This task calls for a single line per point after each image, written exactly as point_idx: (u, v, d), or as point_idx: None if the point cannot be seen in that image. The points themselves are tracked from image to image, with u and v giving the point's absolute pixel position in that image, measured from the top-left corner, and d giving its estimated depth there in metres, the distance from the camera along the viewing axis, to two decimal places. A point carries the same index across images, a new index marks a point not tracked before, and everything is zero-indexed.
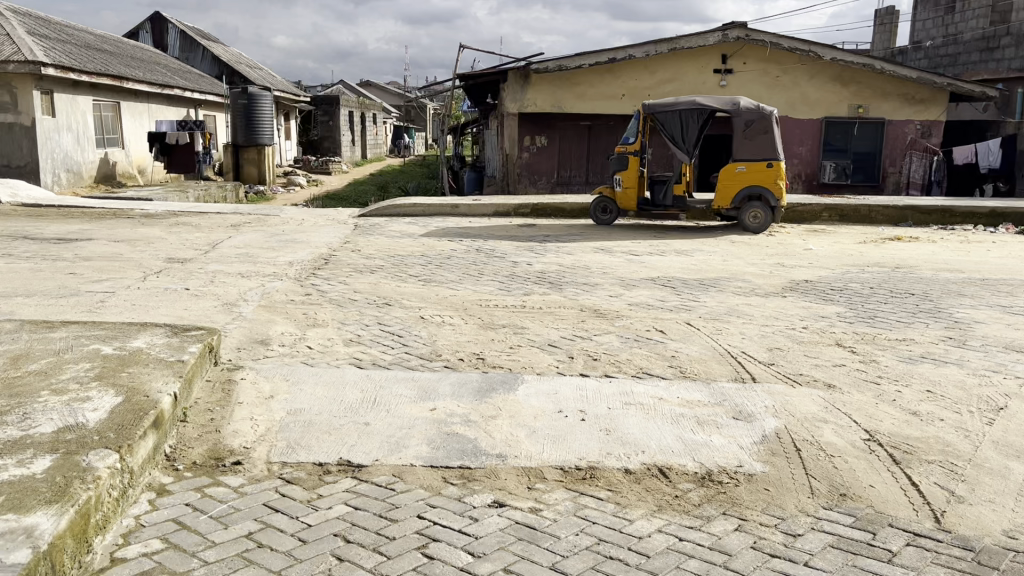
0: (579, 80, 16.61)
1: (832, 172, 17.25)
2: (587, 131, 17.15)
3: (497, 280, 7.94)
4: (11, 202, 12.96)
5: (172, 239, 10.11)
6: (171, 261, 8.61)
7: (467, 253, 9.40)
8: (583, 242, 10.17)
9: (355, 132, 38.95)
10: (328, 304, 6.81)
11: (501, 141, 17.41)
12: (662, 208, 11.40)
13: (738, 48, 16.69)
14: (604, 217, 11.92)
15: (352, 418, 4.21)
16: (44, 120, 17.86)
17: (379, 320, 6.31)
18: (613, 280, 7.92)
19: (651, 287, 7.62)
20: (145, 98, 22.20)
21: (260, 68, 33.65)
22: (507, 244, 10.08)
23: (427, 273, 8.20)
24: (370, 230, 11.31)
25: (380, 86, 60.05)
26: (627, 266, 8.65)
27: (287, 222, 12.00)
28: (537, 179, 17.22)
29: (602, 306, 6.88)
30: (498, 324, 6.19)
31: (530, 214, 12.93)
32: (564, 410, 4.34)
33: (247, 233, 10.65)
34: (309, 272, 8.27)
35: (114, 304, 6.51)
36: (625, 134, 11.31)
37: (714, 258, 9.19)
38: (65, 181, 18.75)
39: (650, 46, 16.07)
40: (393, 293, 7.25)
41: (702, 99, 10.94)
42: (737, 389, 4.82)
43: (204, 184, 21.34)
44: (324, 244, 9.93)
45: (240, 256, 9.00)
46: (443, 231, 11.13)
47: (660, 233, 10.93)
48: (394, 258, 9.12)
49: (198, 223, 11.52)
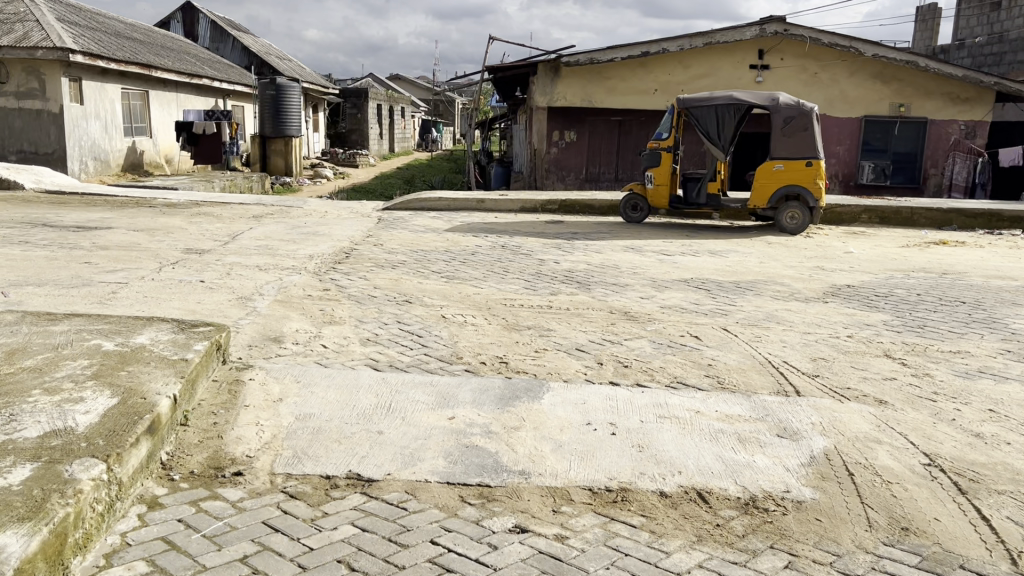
0: (611, 74, 16.24)
1: (870, 172, 16.73)
2: (618, 127, 16.76)
3: (522, 278, 7.63)
4: (35, 189, 12.86)
5: (192, 229, 9.91)
6: (189, 252, 8.39)
7: (492, 250, 9.10)
8: (613, 240, 9.82)
9: (383, 125, 38.81)
10: (346, 300, 6.52)
11: (529, 135, 17.06)
12: (697, 206, 10.98)
13: (776, 43, 16.21)
14: (634, 215, 11.54)
15: (364, 426, 3.92)
16: (72, 108, 17.80)
17: (397, 318, 6.01)
18: (645, 281, 7.57)
19: (684, 288, 7.27)
20: (173, 87, 22.12)
21: (290, 59, 33.58)
22: (533, 241, 9.75)
23: (451, 269, 7.90)
24: (394, 223, 11.04)
25: (409, 80, 59.98)
26: (660, 266, 8.29)
27: (310, 214, 11.77)
28: (566, 175, 16.86)
29: (633, 308, 6.54)
30: (524, 326, 5.87)
31: (558, 210, 12.58)
32: (592, 423, 4.02)
33: (269, 225, 10.43)
34: (329, 266, 8.00)
35: (125, 295, 6.28)
36: (657, 130, 10.92)
37: (750, 260, 8.80)
38: (92, 169, 18.70)
39: (684, 40, 15.64)
40: (414, 290, 6.96)
41: (739, 94, 10.52)
42: (780, 403, 4.47)
43: (231, 175, 21.23)
44: (346, 238, 9.66)
45: (260, 248, 8.76)
46: (468, 227, 10.83)
47: (692, 233, 10.54)
48: (418, 253, 8.83)
49: (220, 214, 11.31)
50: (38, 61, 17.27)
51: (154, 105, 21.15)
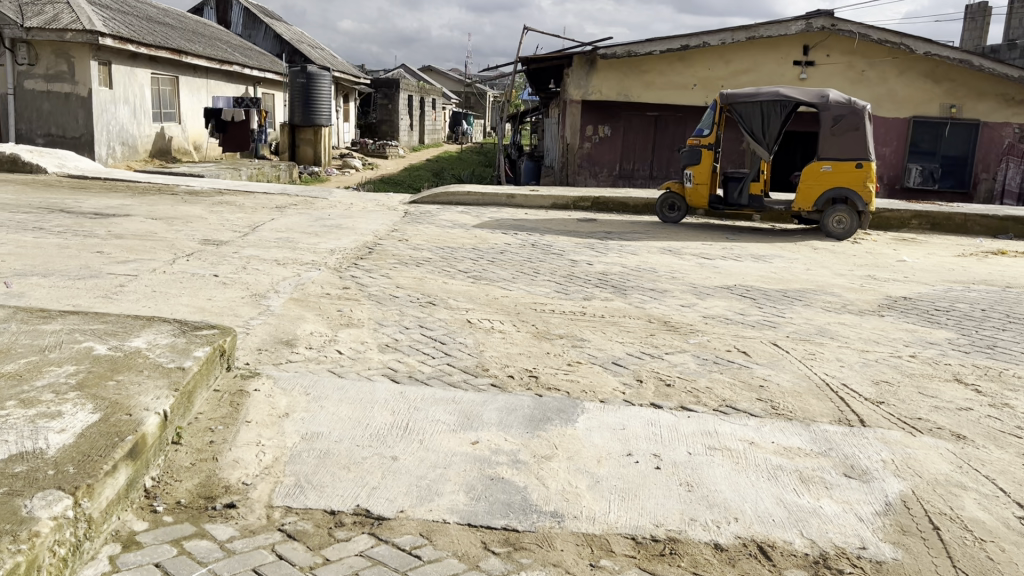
0: (649, 67, 15.70)
1: (918, 176, 16.04)
2: (654, 123, 16.25)
3: (554, 281, 7.17)
4: (57, 173, 12.61)
5: (212, 218, 9.56)
6: (206, 243, 8.03)
7: (522, 249, 8.65)
8: (649, 241, 9.32)
9: (413, 117, 38.48)
10: (366, 301, 6.10)
11: (562, 129, 16.56)
12: (739, 207, 10.42)
13: (822, 38, 15.57)
14: (671, 215, 11.00)
15: (377, 449, 3.49)
16: (101, 92, 17.59)
17: (419, 322, 5.57)
18: (684, 287, 7.08)
19: (728, 297, 6.77)
20: (203, 73, 21.88)
21: (321, 47, 33.32)
22: (566, 239, 9.28)
23: (477, 269, 7.46)
24: (420, 218, 10.62)
25: (441, 72, 59.61)
26: (701, 271, 7.79)
27: (334, 206, 11.40)
28: (598, 171, 16.34)
29: (674, 318, 6.05)
30: (557, 335, 5.41)
31: (590, 208, 12.09)
32: (634, 454, 3.57)
33: (291, 216, 10.06)
34: (350, 261, 7.59)
35: (132, 290, 5.90)
36: (699, 125, 10.42)
37: (796, 266, 8.27)
38: (120, 154, 18.50)
39: (726, 34, 15.04)
40: (439, 290, 6.53)
41: (787, 90, 9.96)
42: (843, 435, 3.98)
43: (258, 163, 20.96)
44: (370, 232, 9.26)
45: (280, 240, 8.37)
46: (497, 223, 10.38)
47: (732, 235, 10.01)
48: (443, 251, 8.40)
49: (242, 203, 10.96)
50: (67, 43, 17.10)
51: (183, 91, 20.93)
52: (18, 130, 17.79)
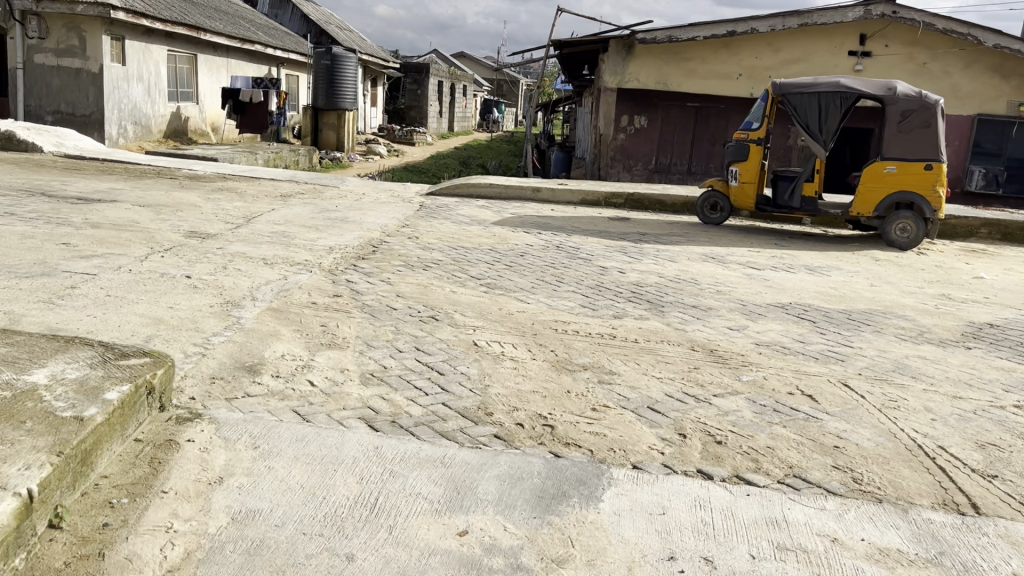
0: (690, 54, 14.66)
1: (980, 179, 14.89)
2: (694, 115, 15.13)
3: (579, 292, 6.22)
4: (54, 152, 11.89)
5: (207, 207, 8.73)
6: (192, 236, 7.20)
7: (546, 251, 7.71)
8: (688, 246, 8.33)
9: (443, 103, 37.55)
10: (357, 313, 5.20)
11: (595, 119, 15.54)
12: (790, 210, 9.39)
13: (880, 27, 14.38)
14: (712, 216, 9.98)
15: (330, 543, 2.57)
16: (113, 68, 16.88)
17: (415, 344, 4.64)
18: (731, 305, 6.10)
19: (783, 319, 5.78)
20: (224, 52, 21.10)
21: (350, 29, 32.47)
22: (595, 242, 8.33)
23: (492, 275, 6.54)
24: (436, 212, 9.72)
25: (473, 59, 58.61)
26: (748, 285, 6.80)
27: (345, 196, 10.53)
28: (633, 164, 15.34)
29: (721, 345, 5.08)
30: (579, 365, 4.48)
31: (623, 205, 11.10)
32: (678, 560, 2.63)
33: (295, 207, 9.20)
34: (349, 262, 6.70)
35: (83, 292, 5.05)
36: (748, 119, 9.41)
37: (857, 281, 7.24)
38: (132, 134, 17.79)
39: (775, 20, 13.89)
40: (445, 302, 5.61)
41: (847, 82, 8.90)
42: (953, 530, 2.99)
43: (277, 147, 20.17)
44: (378, 227, 8.36)
45: (275, 235, 7.51)
46: (519, 220, 9.45)
47: (781, 241, 8.97)
48: (457, 251, 7.48)
49: (244, 190, 10.14)
50: (79, 17, 16.41)
51: (202, 71, 20.20)
52: (27, 106, 17.14)
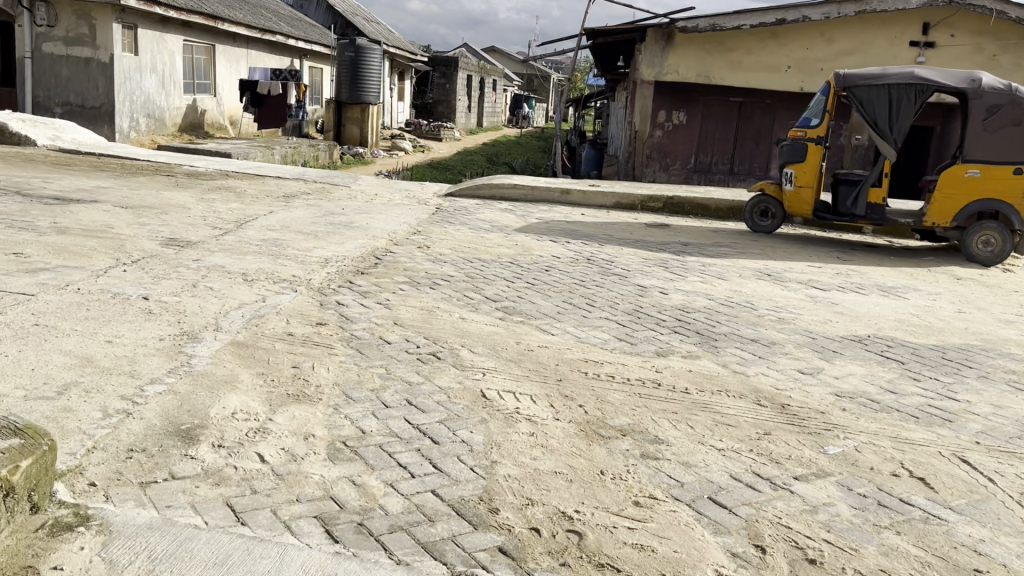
0: (735, 44, 13.52)
1: None
2: (737, 110, 14.08)
3: (614, 319, 5.20)
4: (48, 147, 11.11)
5: (197, 210, 7.85)
6: (168, 244, 6.28)
7: (575, 266, 6.70)
8: (738, 260, 7.25)
9: (472, 98, 36.59)
10: (342, 349, 4.24)
11: (630, 114, 14.46)
12: (852, 218, 8.24)
13: (945, 15, 13.16)
14: (763, 223, 8.86)
15: None
16: (124, 58, 16.12)
17: (407, 397, 3.66)
18: (798, 338, 5.04)
19: (864, 360, 4.71)
20: (243, 42, 20.28)
21: (377, 22, 31.62)
22: (631, 254, 7.31)
23: (510, 296, 5.55)
24: (453, 217, 8.76)
25: (504, 53, 57.54)
26: (815, 311, 5.73)
27: (354, 197, 9.59)
28: (670, 163, 14.25)
29: (792, 398, 4.04)
30: (615, 429, 3.47)
31: (661, 210, 10.03)
32: None
33: (296, 209, 8.28)
34: (344, 279, 5.75)
35: (7, 318, 4.13)
36: (806, 114, 8.32)
37: (942, 305, 6.13)
38: (144, 127, 17.02)
39: (830, 6, 12.75)
40: (452, 334, 4.62)
41: (923, 72, 7.78)
42: None
43: (296, 141, 19.31)
44: (385, 234, 7.41)
45: (265, 244, 6.59)
46: (545, 226, 8.46)
47: (844, 254, 7.86)
48: (472, 264, 6.49)
49: (244, 190, 9.25)
50: (89, 5, 15.66)
51: (220, 61, 19.42)
52: (36, 98, 16.41)
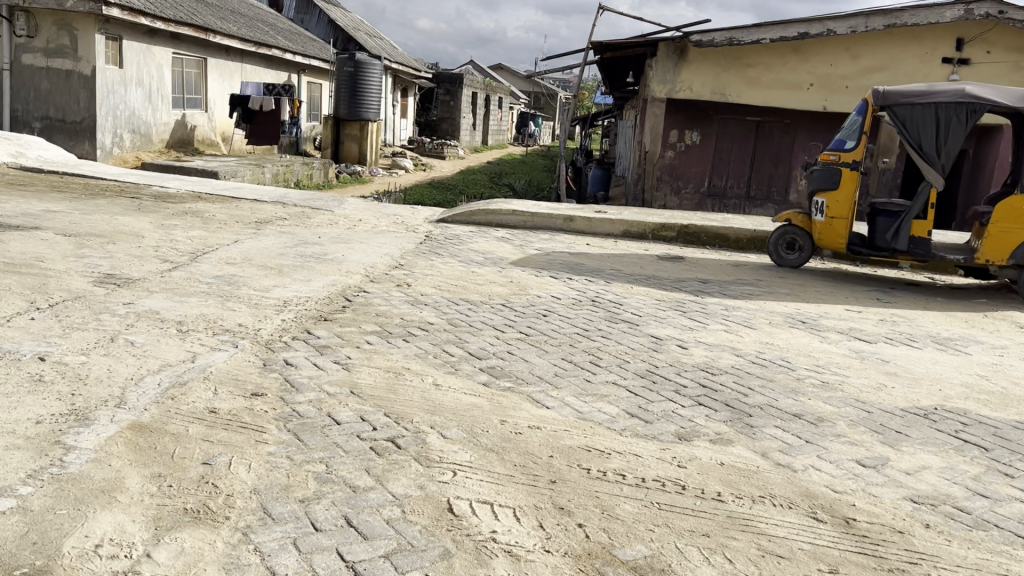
0: (753, 60, 12.66)
1: None
2: (754, 130, 13.19)
3: (624, 383, 4.26)
4: (9, 165, 10.27)
5: (151, 238, 6.94)
6: (101, 282, 5.37)
7: (577, 310, 5.76)
8: (764, 303, 6.31)
9: (477, 115, 35.79)
10: (278, 436, 3.30)
11: (639, 134, 13.58)
12: (892, 252, 7.28)
13: (982, 31, 12.30)
14: (790, 257, 7.93)
15: None
16: (108, 70, 15.29)
17: (348, 516, 2.71)
18: (851, 413, 4.08)
19: (937, 446, 3.75)
20: (237, 56, 19.50)
21: (381, 37, 30.90)
22: (642, 294, 6.38)
23: (499, 351, 4.62)
24: (443, 247, 7.84)
25: (511, 70, 56.84)
26: (865, 373, 4.77)
27: (336, 222, 8.70)
28: (682, 187, 13.33)
29: (860, 508, 3.09)
30: (628, 570, 2.53)
31: (675, 239, 9.11)
32: None
33: (266, 238, 7.38)
34: (302, 328, 4.83)
35: None
36: (840, 136, 7.42)
37: (1013, 364, 5.16)
38: (128, 143, 16.18)
39: (858, 19, 11.85)
40: (422, 409, 3.69)
41: (975, 90, 6.88)
42: None
43: (289, 160, 18.45)
44: (362, 269, 6.49)
45: (217, 282, 5.68)
46: (544, 260, 7.53)
47: (884, 295, 6.91)
48: (457, 308, 5.56)
49: (212, 215, 8.36)
50: (71, 14, 14.87)
51: (212, 75, 18.62)
52: (14, 112, 15.59)
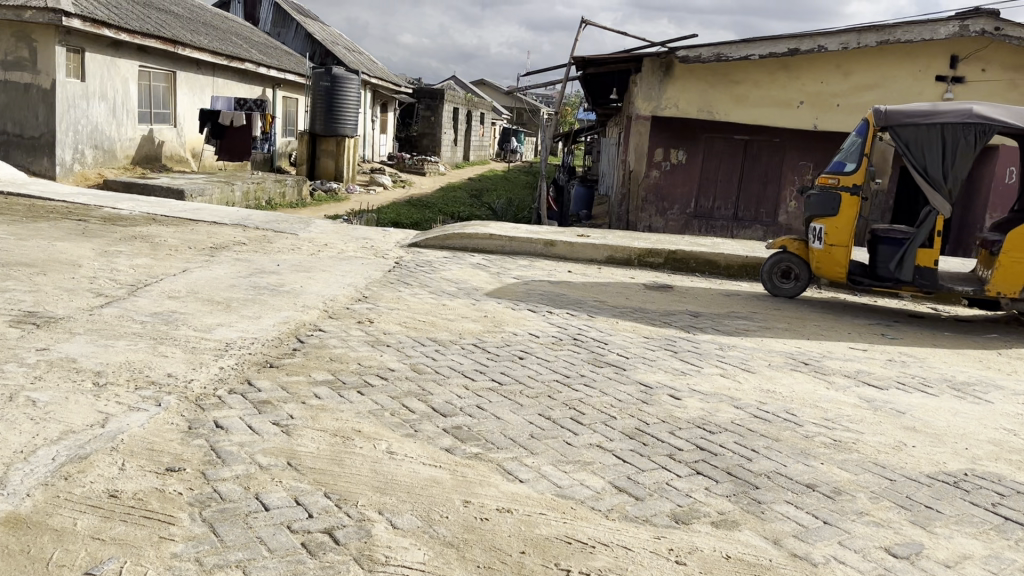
0: (741, 77, 12.22)
1: None
2: (742, 149, 12.73)
3: (609, 446, 3.68)
4: None
5: (90, 267, 6.33)
6: (19, 322, 4.75)
7: (556, 351, 5.19)
8: (762, 341, 5.77)
9: (458, 131, 35.27)
10: (189, 530, 2.70)
11: (623, 152, 13.10)
12: (895, 283, 6.77)
13: (977, 47, 11.90)
14: (785, 287, 7.41)
15: None
16: (68, 84, 14.63)
17: None
18: (873, 483, 3.52)
19: (974, 526, 3.19)
20: (209, 70, 18.90)
21: (360, 52, 30.36)
22: (629, 331, 5.83)
23: (469, 405, 4.04)
24: (413, 275, 7.26)
25: (493, 85, 56.45)
26: (881, 427, 4.22)
27: (300, 248, 8.11)
28: (667, 208, 12.85)
29: None
30: None
31: (662, 265, 8.58)
32: None
33: (219, 267, 6.78)
34: (244, 378, 4.24)
35: None
36: (839, 159, 6.94)
37: None
38: (91, 159, 15.51)
39: (849, 35, 11.45)
40: (370, 487, 3.10)
41: (984, 109, 6.40)
42: None
43: (261, 177, 17.80)
44: (321, 302, 5.91)
45: (153, 320, 5.07)
46: (523, 290, 6.97)
47: (889, 330, 6.39)
48: (424, 349, 4.98)
49: (164, 240, 7.75)
50: (30, 26, 14.20)
51: (182, 89, 18.00)
52: None
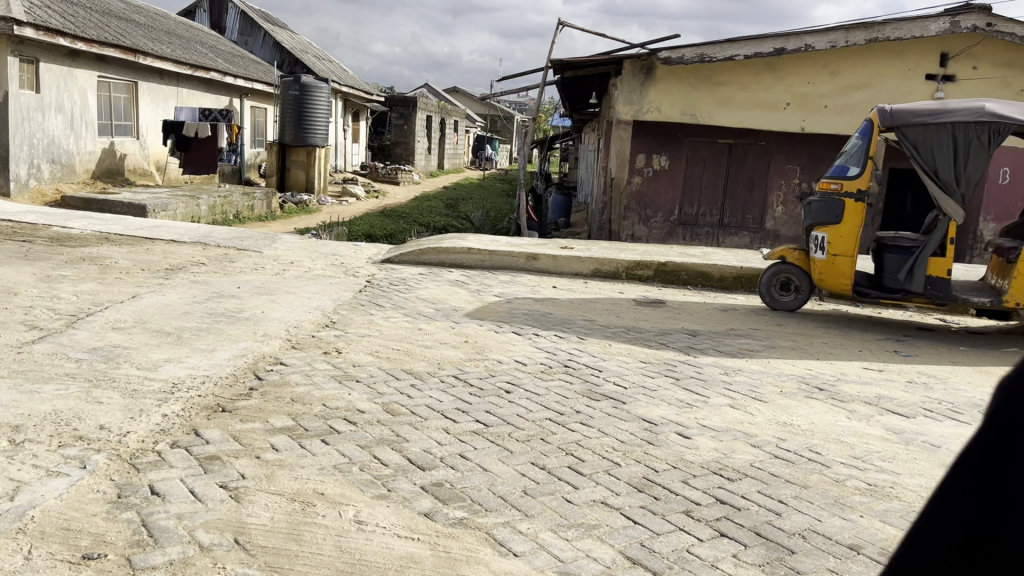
0: (724, 78, 11.79)
1: None
2: (726, 153, 12.32)
3: (616, 503, 3.15)
4: None
5: (26, 295, 5.72)
6: None
7: (546, 382, 4.66)
8: (768, 363, 5.27)
9: (432, 139, 34.69)
10: None
11: (603, 159, 12.64)
12: (905, 294, 6.33)
13: (967, 45, 11.58)
14: (785, 300, 6.94)
15: None
16: (22, 95, 13.90)
17: None
18: None
19: None
20: (173, 79, 18.27)
21: (330, 61, 29.72)
22: (624, 355, 5.31)
23: (451, 455, 3.50)
24: (386, 295, 6.70)
25: (467, 93, 55.90)
26: (918, 467, 3.73)
27: (264, 267, 7.52)
28: (651, 215, 12.40)
29: None
30: None
31: (652, 277, 8.10)
32: None
33: (172, 291, 6.18)
34: (191, 426, 3.67)
35: None
36: (841, 163, 6.48)
37: None
38: (47, 174, 14.79)
39: (837, 34, 11.06)
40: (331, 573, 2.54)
41: (997, 107, 5.97)
42: None
43: (228, 190, 17.14)
44: (285, 330, 5.35)
45: (92, 357, 4.49)
46: (506, 309, 6.44)
47: (901, 346, 5.93)
48: (398, 383, 4.43)
49: (115, 261, 7.14)
50: None
51: (144, 100, 17.31)
52: None
